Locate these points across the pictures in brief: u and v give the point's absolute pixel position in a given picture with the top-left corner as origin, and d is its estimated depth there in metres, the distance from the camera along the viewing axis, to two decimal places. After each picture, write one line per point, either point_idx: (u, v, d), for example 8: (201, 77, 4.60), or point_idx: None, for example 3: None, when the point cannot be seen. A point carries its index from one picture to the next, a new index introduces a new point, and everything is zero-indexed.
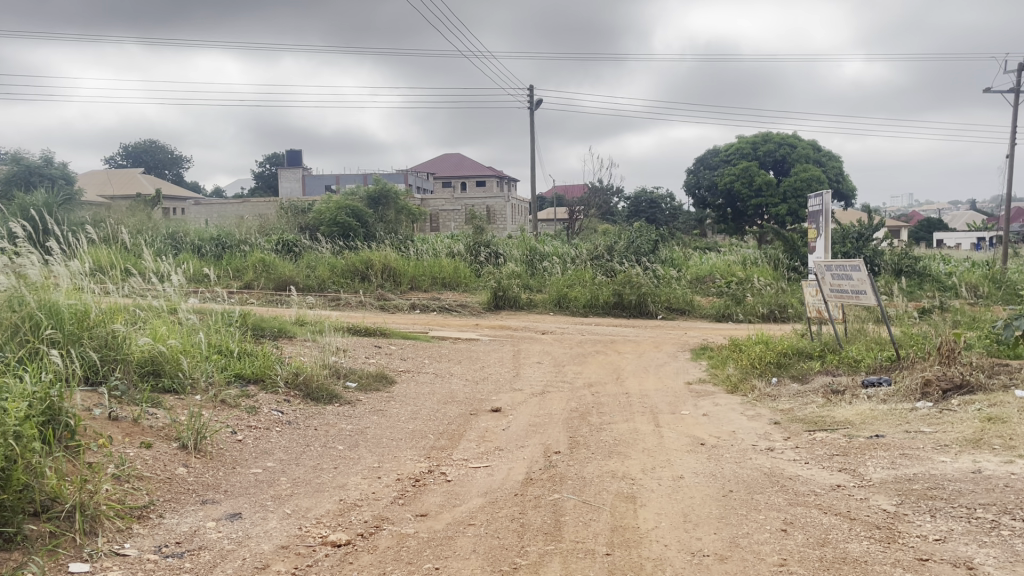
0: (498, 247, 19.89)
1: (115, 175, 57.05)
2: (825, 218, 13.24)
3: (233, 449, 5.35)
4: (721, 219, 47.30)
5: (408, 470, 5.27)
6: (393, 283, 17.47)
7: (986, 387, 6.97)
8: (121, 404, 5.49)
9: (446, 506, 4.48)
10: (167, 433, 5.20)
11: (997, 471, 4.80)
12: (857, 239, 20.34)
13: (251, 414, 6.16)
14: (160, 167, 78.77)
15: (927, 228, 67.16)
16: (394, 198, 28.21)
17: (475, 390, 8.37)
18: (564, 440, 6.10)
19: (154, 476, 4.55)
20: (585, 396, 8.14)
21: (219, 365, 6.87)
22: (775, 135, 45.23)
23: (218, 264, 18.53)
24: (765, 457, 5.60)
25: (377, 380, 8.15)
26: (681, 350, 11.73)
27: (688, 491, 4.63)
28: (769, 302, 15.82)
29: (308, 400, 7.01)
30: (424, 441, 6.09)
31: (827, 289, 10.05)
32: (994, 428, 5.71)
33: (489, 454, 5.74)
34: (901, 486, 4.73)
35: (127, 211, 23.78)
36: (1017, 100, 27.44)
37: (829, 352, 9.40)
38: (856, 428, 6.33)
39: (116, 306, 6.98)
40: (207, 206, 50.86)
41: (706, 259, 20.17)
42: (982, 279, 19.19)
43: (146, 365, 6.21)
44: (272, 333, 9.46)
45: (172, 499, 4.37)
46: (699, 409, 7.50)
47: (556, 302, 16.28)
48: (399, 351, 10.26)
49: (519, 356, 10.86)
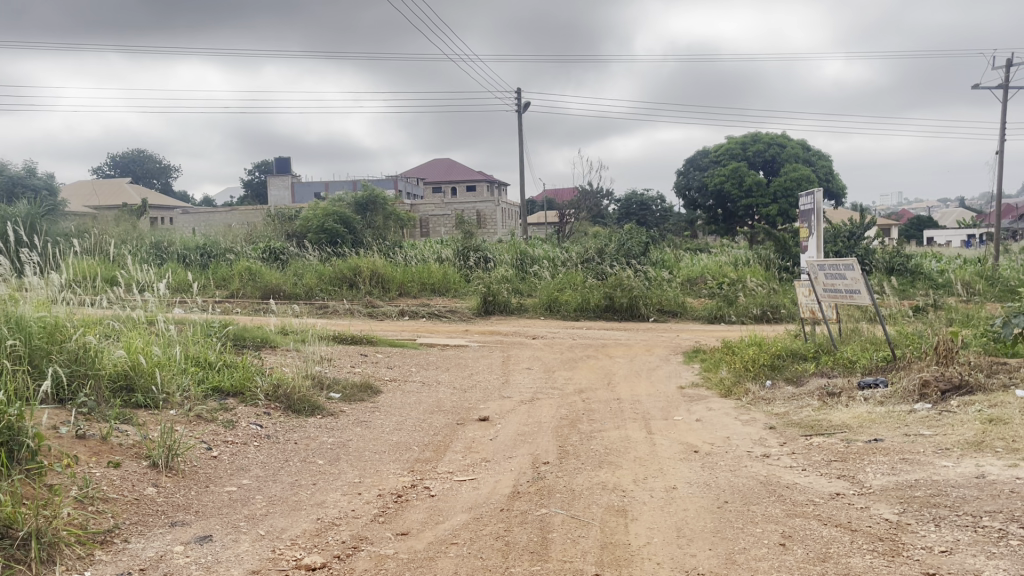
0: (488, 251, 19.69)
1: (101, 185, 56.59)
2: (817, 217, 13.07)
3: (207, 467, 5.13)
4: (711, 220, 47.23)
5: (390, 485, 5.06)
6: (381, 290, 17.23)
7: (985, 387, 6.80)
8: (90, 421, 5.26)
9: (429, 523, 4.27)
10: (138, 451, 4.98)
11: (1001, 476, 4.62)
12: (848, 238, 20.25)
13: (228, 428, 5.93)
14: (148, 176, 78.34)
15: (917, 227, 67.17)
16: (383, 204, 28.00)
17: (463, 398, 8.17)
18: (553, 450, 5.90)
19: (120, 498, 4.32)
20: (576, 403, 7.95)
21: (196, 378, 6.64)
22: (764, 136, 45.14)
23: (203, 274, 18.26)
24: (761, 465, 5.41)
25: (362, 390, 7.93)
26: (674, 353, 11.54)
27: (682, 503, 4.43)
28: (761, 303, 15.65)
29: (288, 412, 6.79)
30: (408, 454, 5.88)
31: (821, 289, 9.88)
32: (996, 430, 5.54)
33: (475, 466, 5.53)
34: (903, 493, 4.54)
35: (112, 220, 23.48)
36: (1006, 96, 27.43)
37: (823, 353, 9.22)
38: (854, 432, 6.14)
39: (89, 319, 6.75)
40: (194, 214, 50.37)
41: (697, 260, 20.01)
42: (975, 276, 19.07)
43: (119, 380, 5.97)
44: (255, 343, 9.22)
45: (138, 522, 4.15)
46: (692, 414, 7.30)
47: (547, 306, 16.08)
48: (386, 360, 10.04)
49: (509, 363, 10.65)
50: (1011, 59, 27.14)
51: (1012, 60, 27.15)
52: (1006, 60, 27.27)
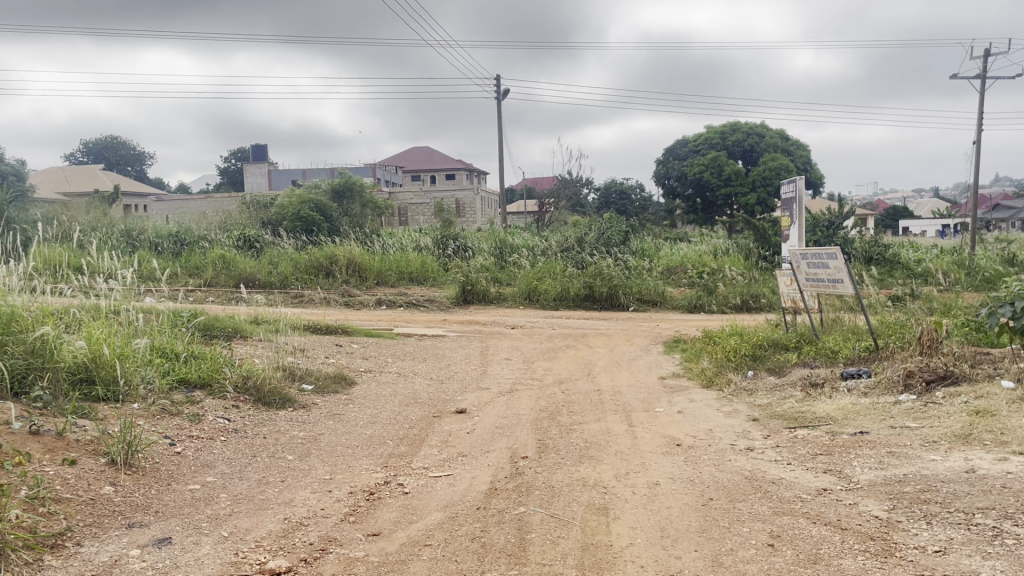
0: (467, 240, 19.49)
1: (73, 172, 55.64)
2: (799, 207, 12.94)
3: (170, 463, 4.89)
4: (690, 210, 47.25)
5: (363, 482, 4.85)
6: (358, 279, 16.96)
7: (970, 377, 6.73)
8: (46, 416, 5.02)
9: (402, 523, 4.08)
10: (96, 447, 4.75)
11: (992, 471, 4.49)
12: (828, 227, 20.20)
13: (194, 423, 5.69)
14: (122, 163, 77.28)
15: (893, 217, 67.56)
16: (360, 192, 27.64)
17: (439, 390, 7.97)
18: (532, 444, 5.72)
19: (75, 498, 4.09)
20: (555, 394, 7.77)
21: (162, 369, 6.39)
22: (743, 125, 45.05)
23: (175, 261, 17.89)
24: (745, 458, 5.26)
25: (335, 382, 7.70)
26: (653, 343, 11.40)
27: (665, 500, 4.26)
28: (741, 292, 15.57)
29: (258, 405, 6.56)
30: (381, 449, 5.66)
31: (803, 278, 9.74)
32: (983, 422, 5.42)
33: (452, 461, 5.33)
34: (892, 489, 4.40)
35: (82, 207, 22.97)
36: (983, 86, 27.56)
37: (805, 343, 9.09)
38: (839, 424, 6.01)
39: (49, 308, 6.48)
40: (169, 202, 49.62)
41: (677, 249, 19.88)
42: (953, 266, 19.09)
43: (79, 372, 5.71)
44: (226, 334, 8.94)
45: (93, 524, 3.92)
46: (673, 406, 7.16)
47: (526, 295, 15.88)
48: (361, 350, 9.80)
49: (487, 353, 10.44)
50: (989, 49, 27.26)
51: (989, 50, 27.26)
52: (983, 50, 27.37)
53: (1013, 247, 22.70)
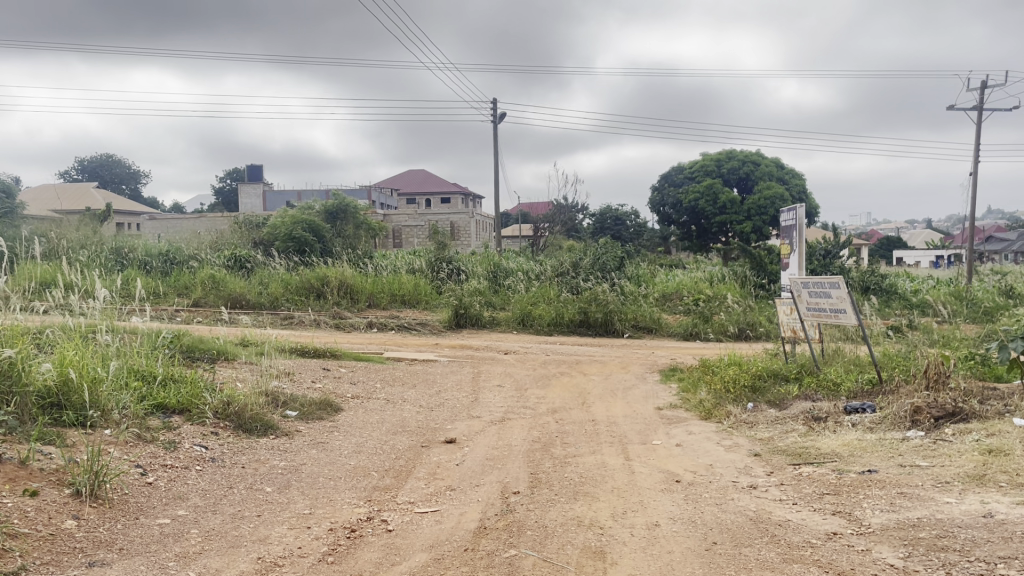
0: (461, 264, 19.30)
1: (65, 190, 55.32)
2: (799, 235, 12.72)
3: (140, 495, 4.60)
4: (685, 237, 47.31)
5: (344, 518, 4.56)
6: (349, 301, 16.70)
7: (980, 414, 6.48)
8: (9, 442, 4.75)
9: (383, 565, 3.80)
10: (61, 477, 4.47)
11: (1010, 515, 4.23)
12: (824, 256, 20.03)
13: (170, 450, 5.41)
14: (117, 180, 77.19)
15: (886, 247, 67.69)
16: (354, 213, 27.42)
17: (429, 418, 7.67)
18: (524, 478, 5.44)
19: (32, 533, 3.80)
20: (549, 424, 7.50)
21: (138, 394, 6.11)
22: (739, 153, 44.92)
23: (163, 280, 17.62)
24: (748, 497, 5.00)
25: (321, 408, 7.41)
26: (649, 371, 11.14)
27: (666, 544, 4.00)
28: (738, 320, 15.35)
29: (239, 432, 6.27)
30: (366, 481, 5.39)
31: (804, 307, 9.50)
32: (997, 462, 5.18)
33: (439, 495, 5.06)
34: (906, 534, 4.15)
35: (73, 224, 22.73)
36: (981, 118, 27.53)
37: (806, 374, 8.83)
38: (845, 462, 5.75)
39: (22, 327, 6.20)
40: (161, 220, 49.40)
41: (672, 276, 19.68)
42: (950, 297, 18.91)
43: (48, 397, 5.43)
44: (209, 356, 8.64)
45: (50, 562, 3.62)
46: (671, 439, 6.89)
47: (520, 320, 15.61)
48: (349, 375, 9.50)
49: (479, 379, 10.17)
50: (986, 81, 27.29)
51: (987, 82, 27.29)
52: (981, 82, 27.40)
53: (1009, 279, 22.53)
